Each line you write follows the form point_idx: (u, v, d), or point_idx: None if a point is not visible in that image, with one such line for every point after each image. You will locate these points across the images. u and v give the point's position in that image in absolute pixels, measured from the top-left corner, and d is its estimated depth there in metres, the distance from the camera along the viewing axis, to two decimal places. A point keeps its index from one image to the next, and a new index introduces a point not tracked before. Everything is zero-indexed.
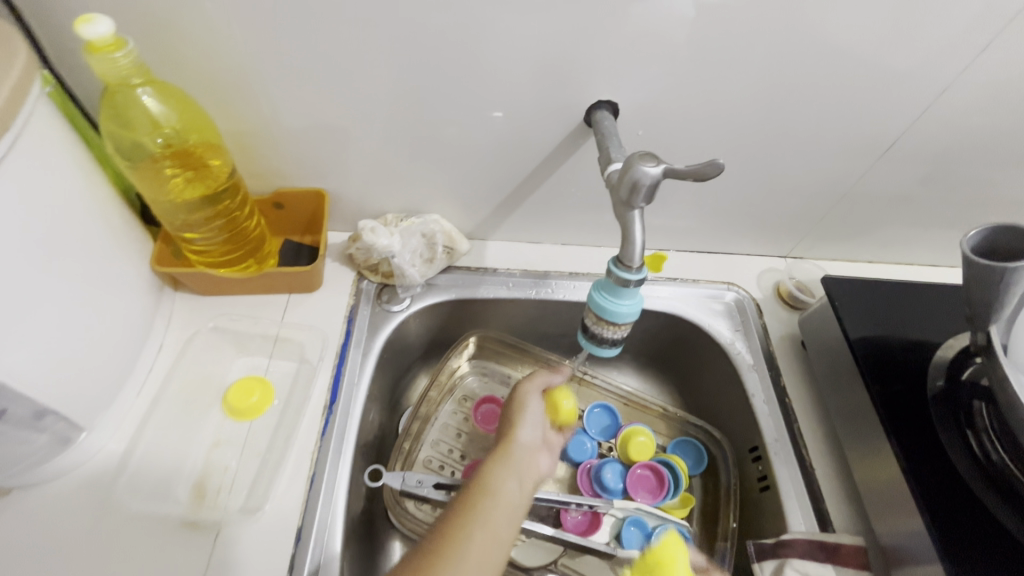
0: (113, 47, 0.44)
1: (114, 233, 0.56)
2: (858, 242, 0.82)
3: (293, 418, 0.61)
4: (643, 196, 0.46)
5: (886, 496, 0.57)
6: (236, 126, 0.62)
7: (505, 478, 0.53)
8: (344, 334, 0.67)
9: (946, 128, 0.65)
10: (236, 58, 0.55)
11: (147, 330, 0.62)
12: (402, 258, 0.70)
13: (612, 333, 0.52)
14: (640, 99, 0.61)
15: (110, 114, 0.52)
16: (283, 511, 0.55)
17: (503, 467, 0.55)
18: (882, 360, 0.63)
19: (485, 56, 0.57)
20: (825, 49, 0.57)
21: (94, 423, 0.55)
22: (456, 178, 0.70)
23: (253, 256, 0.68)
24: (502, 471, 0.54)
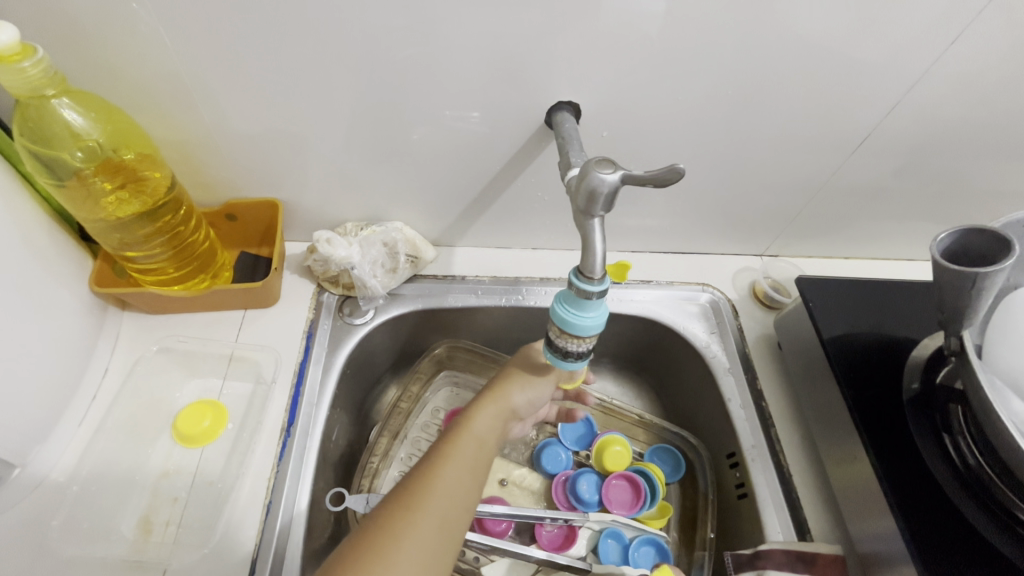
0: (21, 56, 0.42)
1: (41, 255, 0.52)
2: (834, 237, 0.81)
3: (247, 442, 0.58)
4: (602, 203, 0.43)
5: (863, 502, 0.56)
6: (175, 136, 0.58)
7: (461, 464, 0.48)
8: (304, 350, 0.65)
9: (918, 121, 0.63)
10: (167, 61, 0.51)
11: (88, 356, 0.58)
12: (362, 269, 0.67)
13: (577, 346, 0.50)
14: (604, 99, 0.59)
15: (25, 129, 0.49)
16: (235, 543, 0.52)
17: (462, 452, 0.49)
18: (856, 362, 0.62)
19: (438, 56, 0.54)
20: (791, 44, 0.55)
21: (29, 457, 0.52)
22: (417, 184, 0.67)
23: (204, 272, 0.64)
24: (459, 457, 0.49)
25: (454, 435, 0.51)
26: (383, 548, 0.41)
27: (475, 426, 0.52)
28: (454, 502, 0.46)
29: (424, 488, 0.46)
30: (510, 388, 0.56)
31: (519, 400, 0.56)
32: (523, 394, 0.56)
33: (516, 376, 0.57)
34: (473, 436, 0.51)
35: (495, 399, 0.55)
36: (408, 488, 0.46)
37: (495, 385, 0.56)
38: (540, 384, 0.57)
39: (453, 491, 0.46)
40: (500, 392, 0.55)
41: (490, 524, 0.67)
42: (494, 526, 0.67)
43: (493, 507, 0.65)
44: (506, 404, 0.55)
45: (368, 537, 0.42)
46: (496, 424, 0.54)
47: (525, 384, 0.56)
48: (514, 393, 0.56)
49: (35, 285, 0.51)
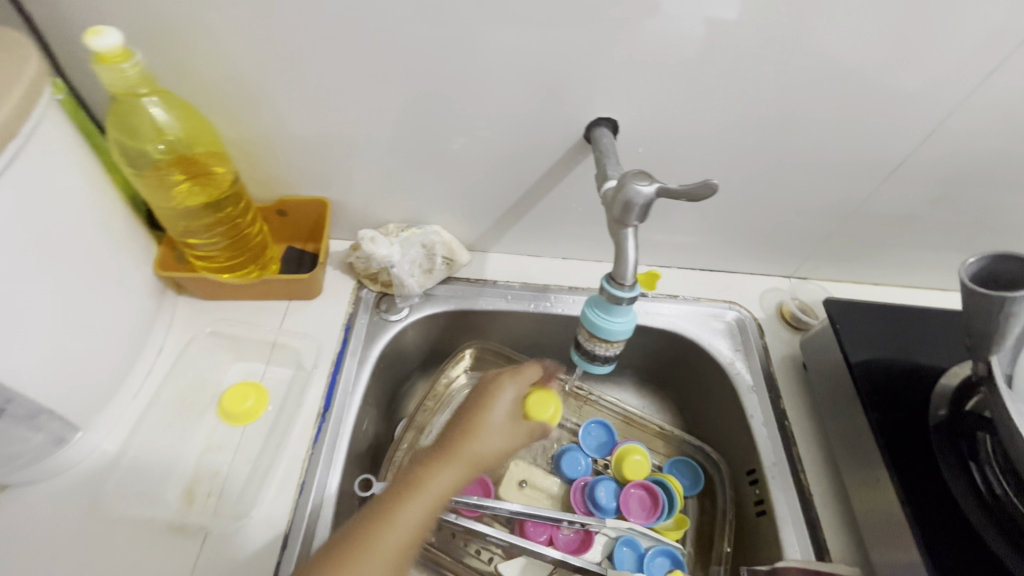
0: (122, 58, 0.46)
1: (117, 238, 0.57)
2: (864, 262, 0.81)
3: (286, 425, 0.61)
4: (636, 214, 0.46)
5: (884, 527, 0.56)
6: (241, 135, 0.63)
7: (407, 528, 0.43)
8: (341, 342, 0.68)
9: (954, 150, 0.64)
10: (245, 65, 0.56)
11: (147, 333, 0.63)
12: (401, 268, 0.70)
13: (604, 349, 0.53)
14: (641, 116, 0.62)
15: (115, 121, 0.53)
16: (271, 518, 0.55)
17: (408, 520, 0.43)
18: (883, 387, 0.62)
19: (488, 69, 0.57)
20: (828, 69, 0.57)
21: (90, 422, 0.56)
22: (458, 189, 0.71)
23: (255, 262, 0.69)
24: (402, 524, 0.42)
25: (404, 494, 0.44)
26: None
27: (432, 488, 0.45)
28: (399, 555, 0.41)
29: (373, 533, 0.42)
30: (484, 428, 0.50)
31: (492, 447, 0.50)
32: (499, 428, 0.51)
33: (493, 418, 0.51)
34: (428, 498, 0.45)
35: (463, 449, 0.48)
36: (351, 541, 0.41)
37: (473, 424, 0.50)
38: (516, 433, 0.52)
39: (404, 540, 0.42)
40: (472, 442, 0.49)
41: (532, 529, 0.68)
42: (535, 532, 0.68)
43: (512, 505, 0.66)
44: (476, 457, 0.48)
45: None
46: (457, 478, 0.47)
47: (497, 427, 0.51)
48: (486, 439, 0.50)
49: (108, 264, 0.56)
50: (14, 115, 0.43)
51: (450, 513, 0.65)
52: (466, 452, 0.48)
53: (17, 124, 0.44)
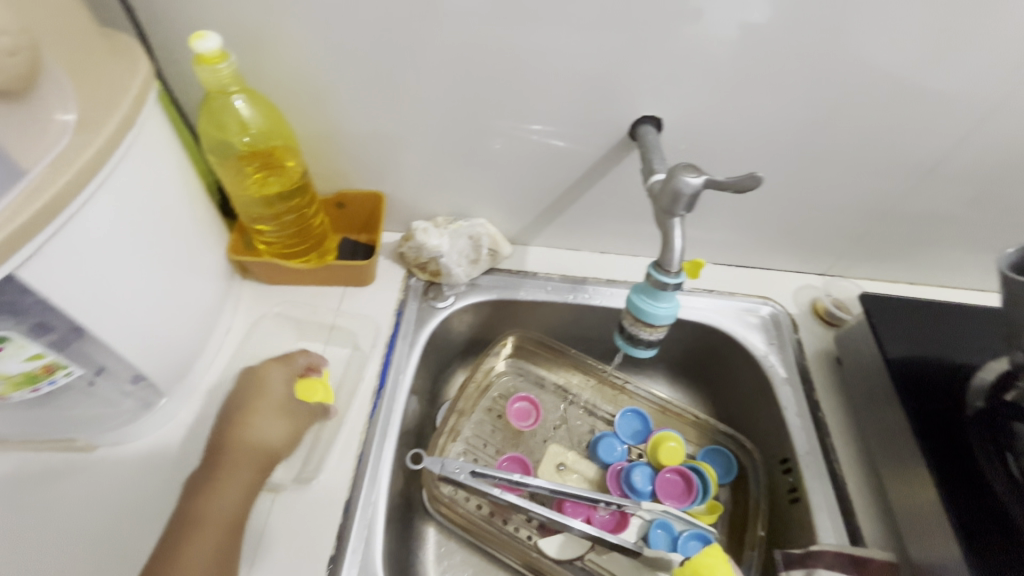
0: (219, 59, 0.51)
1: (199, 223, 0.62)
2: (900, 261, 0.82)
3: (344, 400, 0.66)
4: (684, 205, 0.49)
5: (917, 513, 0.58)
6: (310, 130, 0.68)
7: (198, 536, 0.52)
8: (394, 326, 0.72)
9: (993, 150, 0.65)
10: (319, 66, 0.61)
11: (220, 312, 0.68)
12: (449, 258, 0.75)
13: (647, 334, 0.56)
14: (683, 115, 0.64)
15: (205, 115, 0.58)
16: (333, 485, 0.59)
17: (195, 531, 0.52)
18: (921, 380, 0.63)
19: (540, 71, 0.61)
20: (869, 71, 0.59)
21: (173, 391, 0.61)
22: (504, 185, 0.74)
23: (315, 250, 0.74)
24: (193, 534, 0.52)
25: (193, 520, 0.53)
26: (204, 528, 0.52)
27: (214, 501, 0.54)
28: (223, 514, 0.54)
29: (192, 524, 0.53)
30: (255, 419, 0.61)
31: (262, 438, 0.60)
32: (270, 415, 0.62)
33: (251, 423, 0.61)
34: (218, 510, 0.54)
35: (234, 450, 0.58)
36: (175, 527, 0.53)
37: (236, 431, 0.60)
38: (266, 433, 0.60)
39: (214, 514, 0.53)
40: (236, 444, 0.59)
41: (570, 509, 0.71)
42: (573, 512, 0.71)
43: (551, 485, 0.69)
44: (242, 452, 0.58)
45: (195, 528, 0.52)
46: (234, 475, 0.56)
47: (261, 425, 0.61)
48: (249, 431, 0.60)
49: (191, 246, 0.61)
50: (131, 106, 0.48)
51: (494, 487, 0.69)
52: (237, 451, 0.58)
53: (133, 113, 0.48)
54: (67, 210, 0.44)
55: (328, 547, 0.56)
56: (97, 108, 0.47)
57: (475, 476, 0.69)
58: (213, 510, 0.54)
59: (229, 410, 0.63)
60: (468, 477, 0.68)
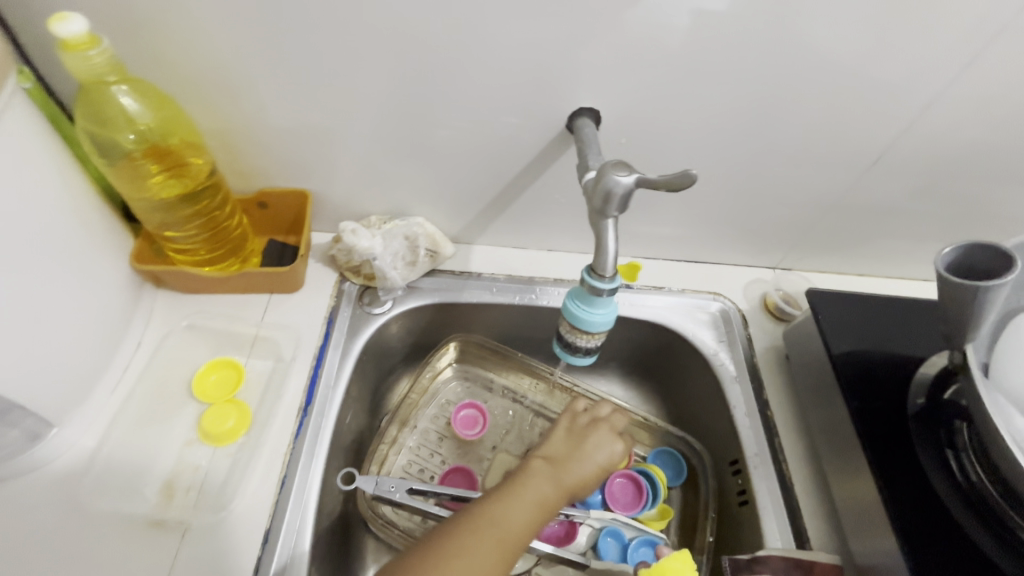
0: (87, 45, 0.45)
1: (89, 229, 0.56)
2: (847, 253, 0.81)
3: (266, 418, 0.60)
4: (616, 205, 0.46)
5: (860, 513, 0.57)
6: (218, 125, 0.62)
7: (469, 554, 0.47)
8: (323, 336, 0.67)
9: (935, 141, 0.64)
10: (220, 53, 0.55)
11: (125, 327, 0.62)
12: (384, 260, 0.70)
13: (586, 342, 0.53)
14: (623, 107, 0.61)
15: (85, 111, 0.51)
16: (252, 513, 0.54)
17: (477, 540, 0.48)
18: (865, 377, 0.62)
19: (468, 59, 0.56)
20: (811, 59, 0.56)
21: (67, 418, 0.55)
22: (440, 181, 0.70)
23: (235, 255, 0.68)
24: (472, 545, 0.47)
25: (481, 517, 0.49)
26: (494, 532, 0.48)
27: (521, 505, 0.51)
28: (513, 540, 0.49)
29: (495, 517, 0.49)
30: (592, 442, 0.59)
31: (597, 458, 0.58)
32: (597, 467, 0.58)
33: (593, 440, 0.59)
34: (514, 516, 0.50)
35: (567, 468, 0.56)
36: (472, 516, 0.49)
37: (579, 449, 0.58)
38: (581, 467, 0.56)
39: (505, 538, 0.49)
40: (572, 463, 0.56)
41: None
42: None
43: None
44: (582, 472, 0.56)
45: (477, 530, 0.48)
46: (561, 494, 0.54)
47: (598, 448, 0.59)
48: (593, 452, 0.58)
49: (81, 258, 0.55)
50: None
51: (432, 505, 0.63)
52: (582, 457, 0.57)
53: None
54: None
55: None
56: None
57: (411, 495, 0.63)
58: (526, 511, 0.51)
59: (573, 435, 0.60)
60: (403, 497, 0.63)
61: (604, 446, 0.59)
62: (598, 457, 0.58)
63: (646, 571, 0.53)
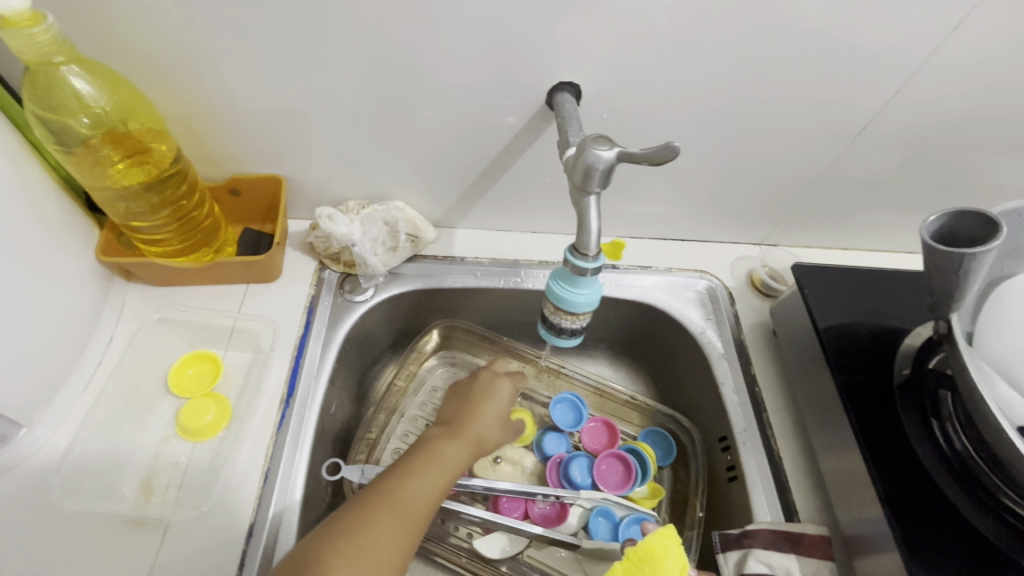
0: (31, 22, 0.42)
1: (49, 221, 0.53)
2: (833, 227, 0.81)
3: (246, 411, 0.59)
4: (598, 180, 0.44)
5: (848, 485, 0.57)
6: (182, 109, 0.59)
7: (370, 535, 0.44)
8: (304, 325, 0.65)
9: (919, 111, 0.63)
10: (179, 32, 0.52)
11: (94, 322, 0.59)
12: (363, 247, 0.68)
13: (570, 323, 0.52)
14: (605, 82, 0.59)
15: (35, 95, 0.48)
16: (235, 508, 0.53)
17: (378, 516, 0.45)
18: (851, 350, 0.62)
19: (442, 35, 0.54)
20: (796, 28, 0.55)
21: (36, 417, 0.53)
22: (419, 163, 0.68)
23: (208, 245, 0.65)
24: (373, 523, 0.45)
25: (378, 494, 0.47)
26: (394, 503, 0.47)
27: (420, 472, 0.50)
28: (416, 509, 0.47)
29: (397, 488, 0.48)
30: (485, 398, 0.60)
31: (489, 415, 0.59)
32: (493, 419, 0.59)
33: (486, 395, 0.60)
34: (419, 483, 0.49)
35: (460, 424, 0.56)
36: (370, 497, 0.47)
37: (470, 407, 0.59)
38: (480, 423, 0.57)
39: (411, 507, 0.47)
40: (467, 419, 0.57)
41: (506, 505, 0.68)
42: (510, 508, 0.68)
43: (486, 482, 0.66)
44: (478, 425, 0.57)
45: (375, 509, 0.46)
46: (466, 452, 0.54)
47: (490, 400, 0.60)
48: (485, 408, 0.59)
49: (41, 252, 0.52)
50: None
51: None
52: (476, 410, 0.58)
53: None
54: None
55: None
56: None
57: None
58: (431, 473, 0.50)
59: (461, 396, 0.61)
60: None
61: (498, 401, 0.61)
62: (499, 410, 0.60)
63: (632, 552, 0.52)
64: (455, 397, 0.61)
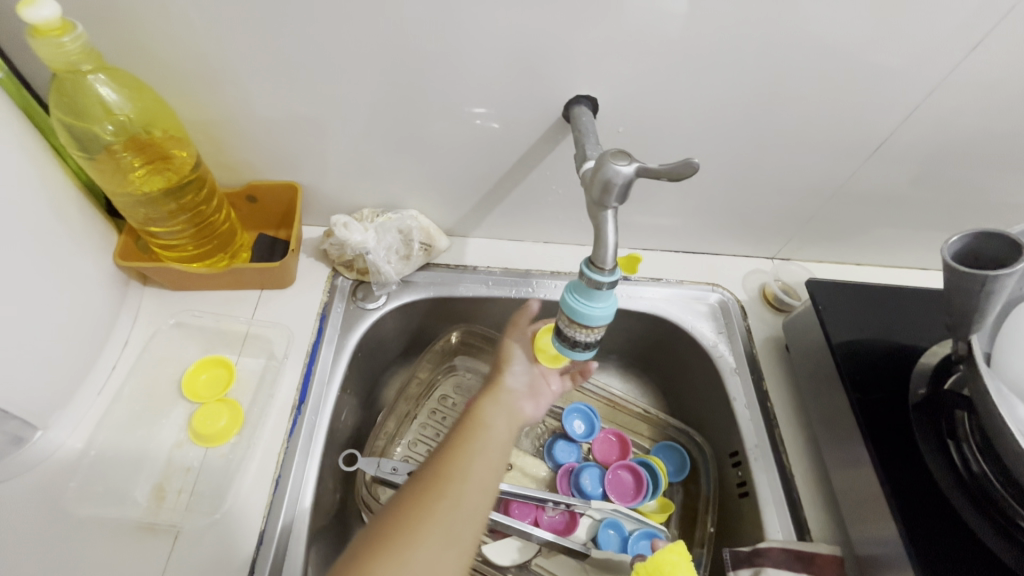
0: (59, 32, 0.43)
1: (69, 225, 0.54)
2: (846, 243, 0.81)
3: (259, 417, 0.59)
4: (616, 195, 0.44)
5: (862, 505, 0.57)
6: (202, 117, 0.60)
7: (433, 523, 0.43)
8: (316, 332, 0.66)
9: (935, 129, 0.63)
10: (203, 42, 0.53)
11: (110, 326, 0.60)
12: (377, 254, 0.68)
13: (584, 336, 0.52)
14: (621, 96, 0.60)
15: (60, 101, 0.49)
16: (245, 514, 0.53)
17: (436, 500, 0.44)
18: (865, 368, 0.62)
19: (461, 48, 0.55)
20: (812, 46, 0.55)
21: (53, 420, 0.53)
22: (434, 173, 0.68)
23: (223, 250, 0.66)
24: (433, 510, 0.44)
25: (431, 479, 0.46)
26: (443, 482, 0.46)
27: (469, 446, 0.49)
28: (475, 481, 0.46)
29: (443, 470, 0.46)
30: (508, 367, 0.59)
31: (515, 383, 0.58)
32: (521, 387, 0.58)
33: (508, 365, 0.59)
34: (472, 455, 0.48)
35: (495, 395, 0.55)
36: (418, 485, 0.46)
37: (497, 376, 0.58)
38: (512, 390, 0.57)
39: (470, 482, 0.46)
40: (499, 385, 0.56)
41: (517, 510, 0.68)
42: (520, 513, 0.67)
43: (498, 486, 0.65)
44: (507, 390, 0.56)
45: (426, 494, 0.45)
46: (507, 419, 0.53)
47: (513, 369, 0.59)
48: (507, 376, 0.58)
49: (60, 256, 0.52)
50: None
51: None
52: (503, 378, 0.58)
53: None
54: None
55: None
56: None
57: None
58: (482, 444, 0.49)
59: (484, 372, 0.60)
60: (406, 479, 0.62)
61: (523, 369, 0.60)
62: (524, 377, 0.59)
63: (642, 567, 0.52)
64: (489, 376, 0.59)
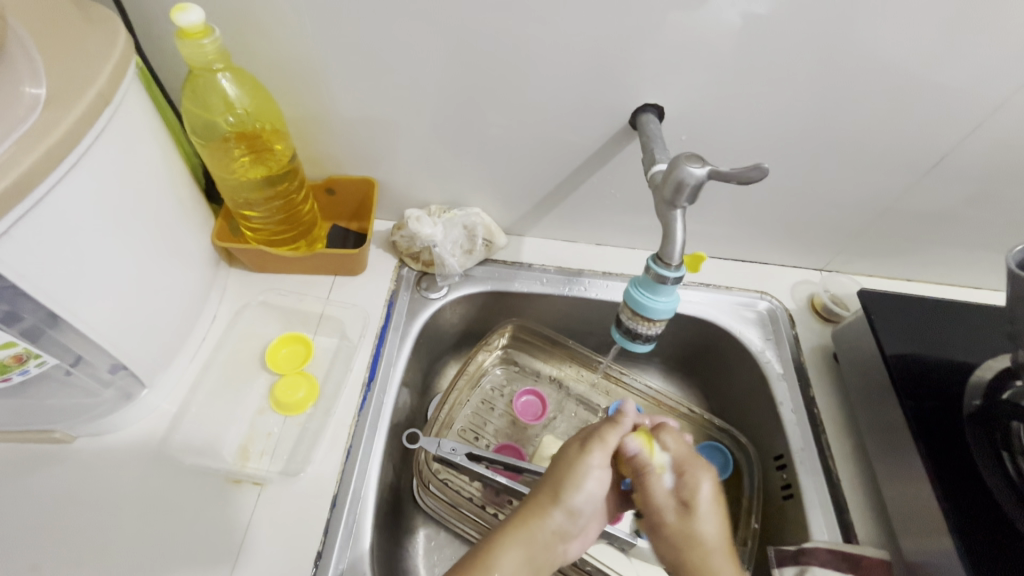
0: (202, 34, 0.49)
1: (182, 206, 0.60)
2: (898, 258, 0.81)
3: (334, 391, 0.64)
4: (687, 195, 0.48)
5: (913, 513, 0.57)
6: (298, 114, 0.66)
7: None
8: (385, 316, 0.71)
9: (997, 146, 0.64)
10: (308, 47, 0.59)
11: (205, 300, 0.66)
12: (443, 248, 0.73)
13: (646, 329, 0.55)
14: (685, 106, 0.63)
15: (189, 95, 0.56)
16: (321, 478, 0.58)
17: None
18: (918, 378, 0.63)
19: (537, 58, 0.59)
20: (874, 63, 0.58)
21: (155, 381, 0.59)
22: (500, 174, 0.73)
23: (303, 238, 0.71)
24: None
25: None
26: None
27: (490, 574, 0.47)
28: None
29: None
30: (585, 473, 0.52)
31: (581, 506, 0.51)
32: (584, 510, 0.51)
33: (583, 469, 0.52)
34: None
35: (545, 519, 0.50)
36: None
37: (564, 485, 0.51)
38: (580, 506, 0.51)
39: None
40: (556, 506, 0.50)
41: None
42: None
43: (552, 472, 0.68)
44: (563, 519, 0.50)
45: None
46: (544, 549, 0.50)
47: (589, 478, 0.51)
48: (580, 485, 0.51)
49: (174, 232, 0.59)
50: (109, 80, 0.46)
51: (491, 471, 0.67)
52: (569, 491, 0.51)
53: (110, 90, 0.46)
54: (39, 187, 0.42)
55: (314, 543, 0.54)
56: (70, 87, 0.44)
57: (469, 459, 0.67)
58: None
59: (554, 467, 0.54)
60: (464, 460, 0.67)
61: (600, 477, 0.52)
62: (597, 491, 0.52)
63: None
64: (566, 471, 0.52)
